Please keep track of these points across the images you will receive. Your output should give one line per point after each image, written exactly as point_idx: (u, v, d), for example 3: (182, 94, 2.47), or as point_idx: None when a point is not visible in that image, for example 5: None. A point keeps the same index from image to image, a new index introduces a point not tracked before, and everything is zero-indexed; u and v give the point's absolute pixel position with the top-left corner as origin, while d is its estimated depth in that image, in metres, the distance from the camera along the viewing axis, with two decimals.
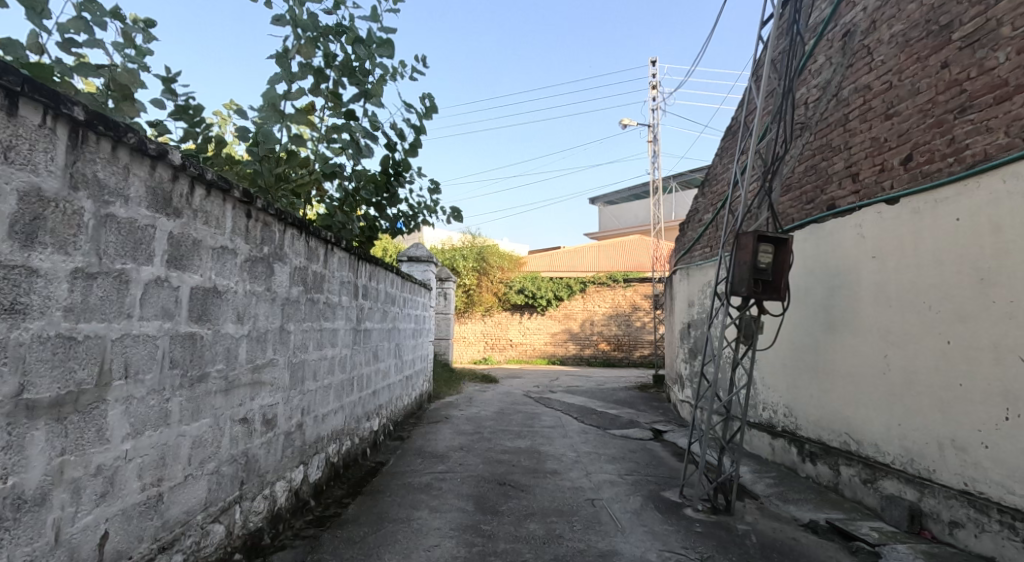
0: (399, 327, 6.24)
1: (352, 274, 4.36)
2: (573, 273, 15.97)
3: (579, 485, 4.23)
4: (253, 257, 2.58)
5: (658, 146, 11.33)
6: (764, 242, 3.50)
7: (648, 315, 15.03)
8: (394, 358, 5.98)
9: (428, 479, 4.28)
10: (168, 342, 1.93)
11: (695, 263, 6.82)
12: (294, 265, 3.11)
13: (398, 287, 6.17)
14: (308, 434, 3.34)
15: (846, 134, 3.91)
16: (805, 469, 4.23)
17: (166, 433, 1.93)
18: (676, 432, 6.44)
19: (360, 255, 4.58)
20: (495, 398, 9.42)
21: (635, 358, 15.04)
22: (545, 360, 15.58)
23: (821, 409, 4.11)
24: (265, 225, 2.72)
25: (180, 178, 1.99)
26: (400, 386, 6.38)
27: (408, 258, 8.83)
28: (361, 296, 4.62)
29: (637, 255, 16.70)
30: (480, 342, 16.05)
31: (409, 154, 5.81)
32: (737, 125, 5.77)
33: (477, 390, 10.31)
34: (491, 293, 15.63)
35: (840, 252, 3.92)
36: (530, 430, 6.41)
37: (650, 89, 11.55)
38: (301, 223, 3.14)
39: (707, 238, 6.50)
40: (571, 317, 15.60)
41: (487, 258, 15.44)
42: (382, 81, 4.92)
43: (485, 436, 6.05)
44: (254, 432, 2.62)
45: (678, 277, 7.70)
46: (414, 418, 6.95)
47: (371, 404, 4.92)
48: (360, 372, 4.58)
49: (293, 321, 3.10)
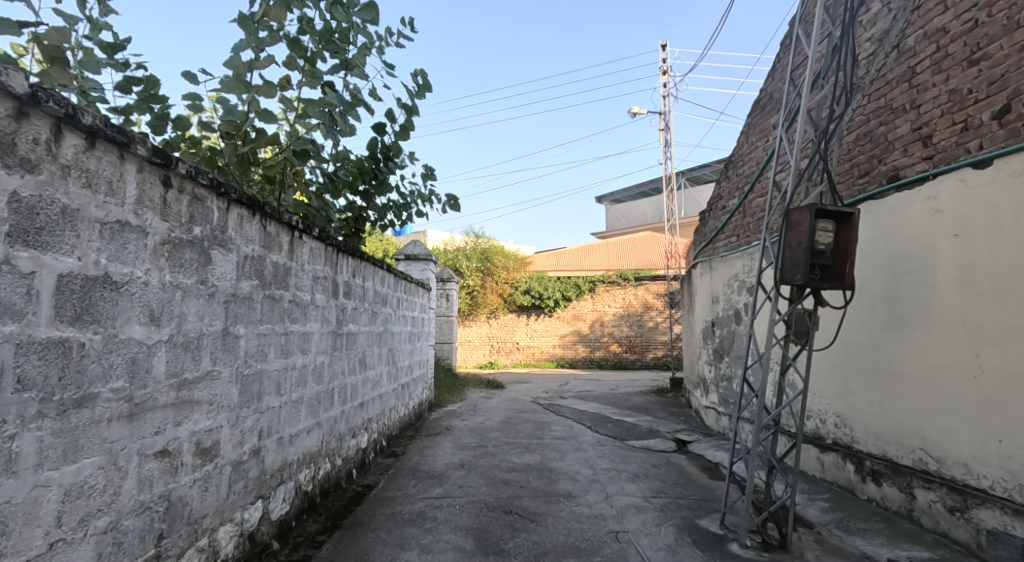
0: (392, 332, 5.64)
1: (331, 270, 3.76)
2: (582, 272, 15.32)
3: (598, 513, 3.59)
4: (176, 238, 1.99)
5: (670, 135, 10.71)
6: (822, 218, 2.85)
7: (661, 314, 14.36)
8: (387, 365, 5.38)
9: (421, 507, 3.66)
10: (12, 353, 1.36)
11: (718, 255, 6.18)
12: (244, 253, 2.52)
13: (390, 286, 5.58)
14: (268, 462, 2.74)
15: (912, 90, 3.29)
16: (867, 491, 3.58)
17: (8, 487, 1.35)
18: (702, 443, 5.79)
19: (342, 247, 3.99)
20: (501, 405, 8.80)
21: (648, 359, 14.36)
22: (554, 364, 14.94)
23: (884, 419, 3.48)
24: (201, 200, 2.14)
25: (32, 117, 1.41)
26: (395, 397, 5.78)
27: (405, 257, 8.24)
28: (343, 296, 4.02)
29: (648, 252, 16.05)
30: (485, 346, 15.44)
31: (400, 137, 5.24)
32: (767, 98, 5.16)
33: (483, 397, 9.68)
34: (497, 294, 15.00)
35: (908, 232, 3.30)
36: (539, 443, 5.78)
37: (660, 75, 10.95)
38: (255, 201, 2.56)
39: (733, 226, 5.87)
40: (580, 319, 14.97)
41: (491, 257, 14.86)
42: (365, 50, 4.34)
43: (489, 451, 5.43)
44: (183, 467, 2.03)
45: (697, 272, 7.07)
46: (412, 430, 6.33)
47: (357, 418, 4.31)
48: (343, 383, 3.98)
49: (243, 323, 2.50)
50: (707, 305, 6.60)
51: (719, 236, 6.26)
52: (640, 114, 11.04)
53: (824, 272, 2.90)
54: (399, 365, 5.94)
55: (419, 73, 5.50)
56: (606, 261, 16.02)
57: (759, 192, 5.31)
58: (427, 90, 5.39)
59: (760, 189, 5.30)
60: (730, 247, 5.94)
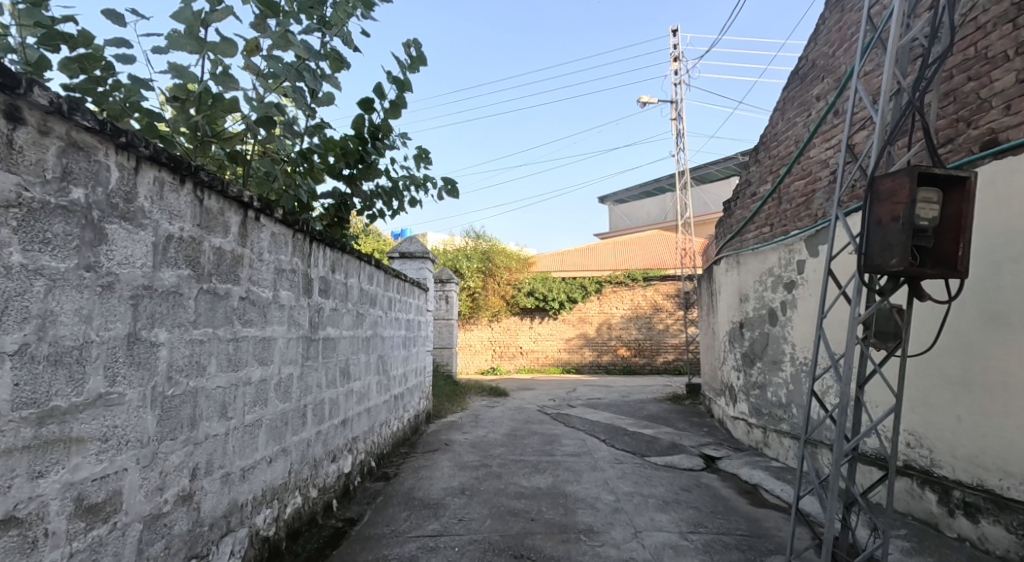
0: (382, 337, 4.98)
1: (303, 263, 3.13)
2: (588, 272, 14.66)
3: (629, 556, 2.94)
4: (36, 202, 1.38)
5: (683, 125, 10.11)
6: (925, 185, 2.21)
7: (671, 316, 13.74)
8: (376, 375, 4.74)
9: (414, 549, 3.02)
10: None
11: (748, 247, 5.54)
12: (171, 233, 1.89)
13: (381, 285, 4.93)
14: (208, 509, 2.10)
15: (1018, 33, 2.67)
16: (957, 527, 2.92)
17: None
18: (734, 460, 5.13)
19: (319, 236, 3.36)
20: (505, 415, 8.14)
21: (658, 364, 13.72)
22: (559, 369, 14.30)
23: (980, 440, 2.84)
24: (87, 149, 1.51)
25: None
26: (386, 410, 5.12)
27: (400, 255, 7.62)
28: (319, 294, 3.38)
29: (657, 251, 15.43)
30: (487, 351, 14.78)
31: (391, 115, 4.63)
32: (809, 66, 4.55)
33: (485, 406, 9.03)
34: (499, 296, 14.35)
35: (1013, 208, 2.66)
36: (549, 461, 5.14)
37: (671, 62, 10.36)
38: (184, 163, 1.92)
39: (766, 214, 5.25)
40: (586, 321, 14.34)
41: (492, 257, 14.21)
42: (346, 7, 3.72)
43: (493, 471, 4.79)
44: (48, 538, 1.41)
45: (721, 268, 6.44)
46: (406, 446, 5.68)
47: (339, 439, 3.67)
48: (318, 398, 3.34)
49: (164, 326, 1.85)
50: (734, 304, 5.94)
51: (749, 226, 5.61)
52: (651, 103, 10.45)
53: (926, 256, 2.27)
54: (390, 373, 5.29)
55: (412, 45, 4.89)
56: (612, 260, 15.36)
57: (799, 174, 4.68)
58: (422, 63, 4.79)
59: (800, 170, 4.66)
60: (763, 239, 5.30)
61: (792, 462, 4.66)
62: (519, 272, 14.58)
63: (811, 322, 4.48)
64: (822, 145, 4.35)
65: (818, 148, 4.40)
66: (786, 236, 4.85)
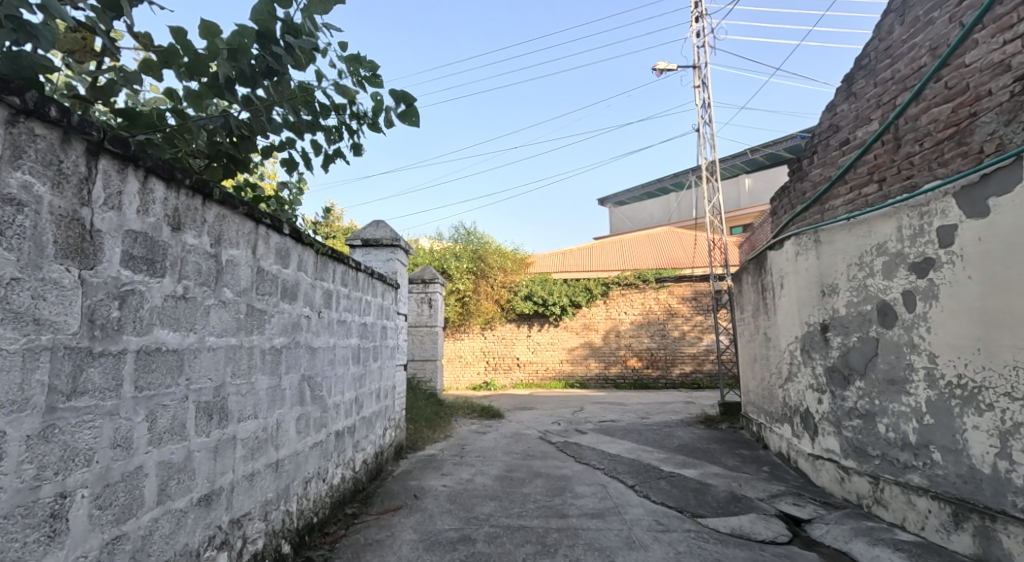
0: (308, 351, 3.32)
1: (57, 191, 1.51)
2: (592, 272, 13.02)
3: None
4: None
5: (708, 94, 8.61)
6: None
7: (686, 322, 12.27)
8: (293, 407, 3.07)
9: None
10: None
11: (838, 218, 3.95)
12: None
13: (306, 273, 3.29)
14: None
15: None
16: None
17: None
18: (833, 525, 3.48)
19: (139, 154, 1.76)
20: (499, 447, 6.49)
21: (673, 377, 12.15)
22: (561, 384, 12.64)
23: None
24: None
25: None
26: (318, 459, 3.44)
27: (363, 242, 5.98)
28: (126, 265, 1.73)
29: (669, 249, 13.87)
30: (479, 363, 13.09)
31: (319, 8, 2.98)
32: None
33: (475, 433, 7.38)
34: (492, 301, 12.72)
35: None
36: (562, 531, 3.48)
37: (690, 22, 8.90)
38: None
39: (870, 167, 3.66)
40: (592, 328, 12.78)
41: (485, 257, 12.58)
42: None
43: (478, 551, 3.14)
44: None
45: (784, 254, 4.84)
46: (357, 504, 4.01)
47: (187, 532, 2.02)
48: (117, 472, 1.68)
49: None
50: (812, 299, 4.32)
51: (837, 189, 4.02)
52: (668, 69, 8.95)
53: None
54: (325, 402, 3.61)
55: None
56: (620, 257, 13.74)
57: (940, 95, 3.09)
58: None
59: (941, 87, 3.08)
60: (865, 203, 3.70)
61: (938, 538, 3.01)
62: (516, 273, 12.97)
63: (971, 320, 2.90)
64: (992, 41, 2.80)
65: (985, 46, 2.83)
66: (910, 194, 3.27)
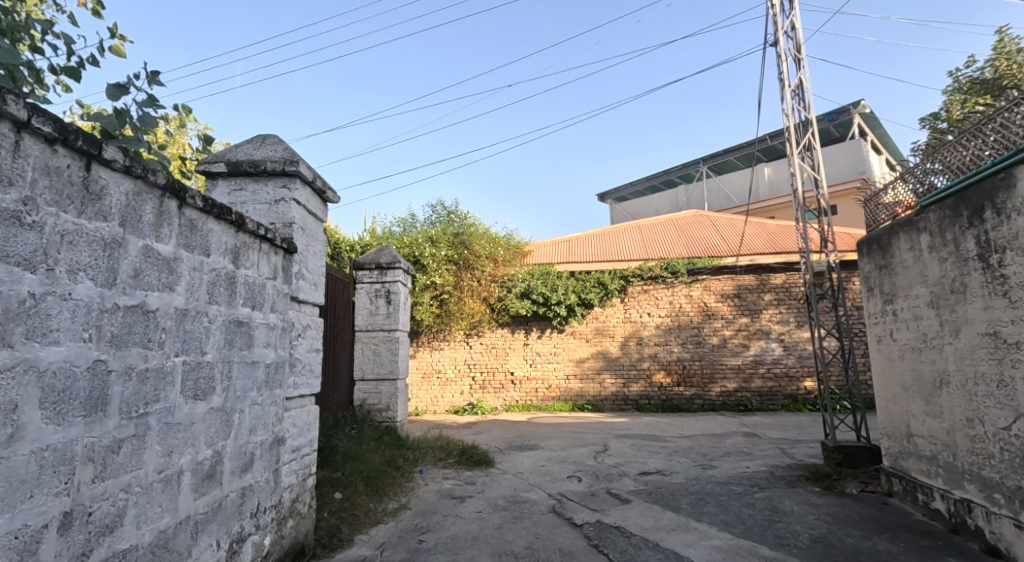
0: None
1: None
2: (605, 261, 10.35)
3: None
4: None
5: None
6: None
7: (727, 326, 9.85)
8: None
9: None
10: None
11: None
12: None
13: None
14: None
15: None
16: None
17: None
18: None
19: None
20: (487, 537, 3.72)
21: (712, 396, 9.66)
22: (567, 407, 9.89)
23: None
24: None
25: None
26: None
27: (230, 165, 3.25)
28: None
29: (699, 233, 11.21)
30: (463, 380, 10.25)
31: None
32: None
33: (449, 501, 4.61)
34: (479, 299, 9.97)
35: None
36: None
37: None
38: None
39: None
40: (606, 334, 10.11)
41: (470, 242, 9.85)
42: None
43: None
44: None
45: None
46: None
47: None
48: None
49: None
50: None
51: None
52: None
53: None
54: None
55: None
56: (639, 244, 11.03)
57: None
58: None
59: None
60: None
61: None
62: (509, 266, 10.26)
63: None
64: None
65: None
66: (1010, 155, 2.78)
